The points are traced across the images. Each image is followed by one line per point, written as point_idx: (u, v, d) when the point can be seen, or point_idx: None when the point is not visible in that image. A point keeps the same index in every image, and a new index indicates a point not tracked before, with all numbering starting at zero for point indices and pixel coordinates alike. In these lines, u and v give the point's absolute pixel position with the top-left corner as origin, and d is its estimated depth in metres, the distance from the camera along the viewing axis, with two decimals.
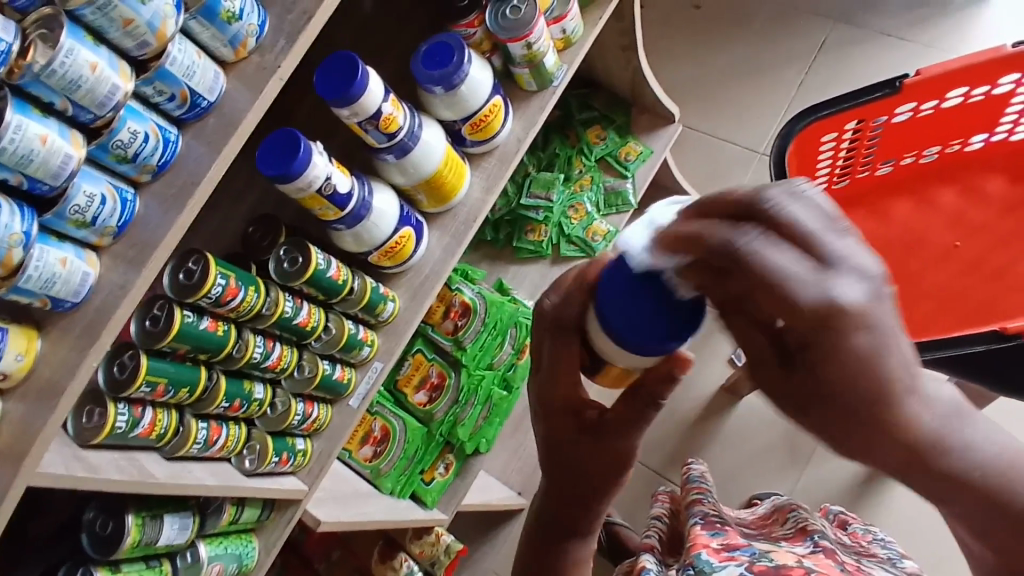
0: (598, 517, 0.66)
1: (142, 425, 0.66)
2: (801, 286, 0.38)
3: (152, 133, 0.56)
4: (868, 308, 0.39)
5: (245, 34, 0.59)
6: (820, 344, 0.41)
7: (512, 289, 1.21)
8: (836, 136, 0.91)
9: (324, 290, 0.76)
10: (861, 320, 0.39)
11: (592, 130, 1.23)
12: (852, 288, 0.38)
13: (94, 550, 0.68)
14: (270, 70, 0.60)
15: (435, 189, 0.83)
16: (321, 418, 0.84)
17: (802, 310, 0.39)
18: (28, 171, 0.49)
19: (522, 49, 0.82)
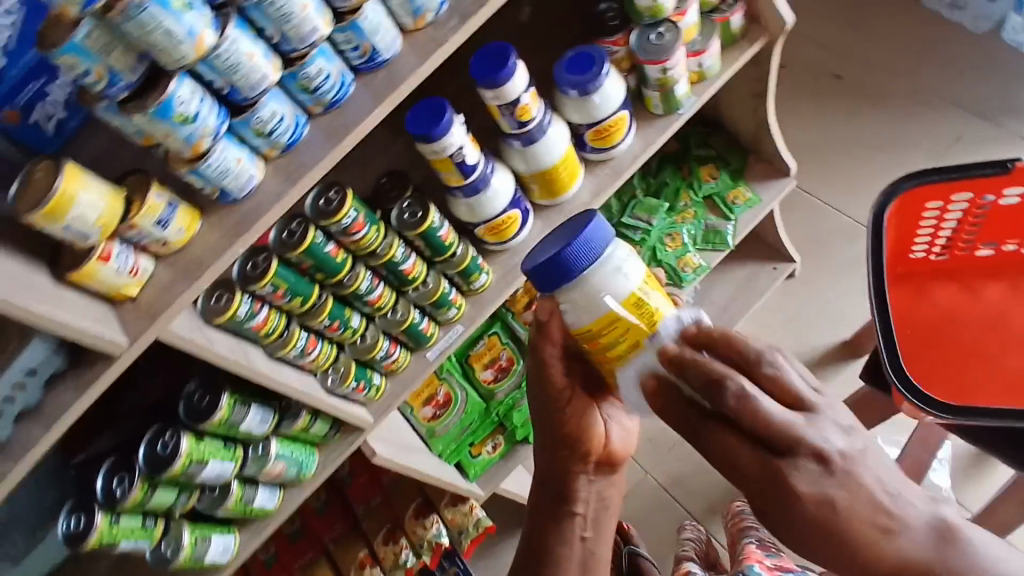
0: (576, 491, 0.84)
1: (257, 319, 0.75)
2: (750, 468, 0.50)
3: (333, 73, 0.66)
4: (820, 486, 0.48)
5: (427, 8, 0.69)
6: (778, 510, 0.49)
7: None
8: (941, 207, 0.87)
9: (432, 247, 0.85)
10: (812, 494, 0.47)
11: (705, 168, 1.26)
12: (805, 472, 0.48)
13: (187, 418, 0.78)
14: (439, 42, 0.70)
15: (548, 182, 0.90)
16: (400, 361, 0.92)
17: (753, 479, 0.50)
18: (233, 79, 0.60)
19: (659, 72, 0.89)
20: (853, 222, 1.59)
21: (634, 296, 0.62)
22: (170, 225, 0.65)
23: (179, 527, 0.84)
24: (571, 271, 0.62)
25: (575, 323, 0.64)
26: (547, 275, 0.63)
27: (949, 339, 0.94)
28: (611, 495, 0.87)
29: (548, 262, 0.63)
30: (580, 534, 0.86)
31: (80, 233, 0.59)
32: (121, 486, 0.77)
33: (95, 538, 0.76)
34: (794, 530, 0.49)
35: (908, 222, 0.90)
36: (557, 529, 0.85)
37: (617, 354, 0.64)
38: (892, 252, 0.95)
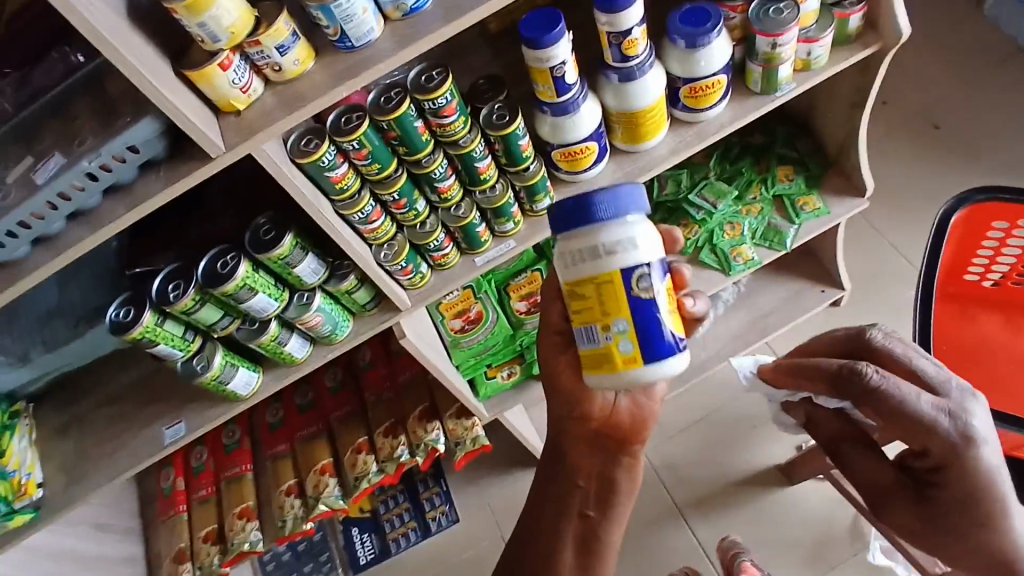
0: (581, 457, 0.89)
1: (336, 172, 0.80)
2: (931, 410, 0.62)
3: None
4: (981, 438, 0.62)
5: None
6: (947, 459, 0.63)
7: None
8: (1007, 226, 0.95)
9: (509, 154, 0.88)
10: (977, 445, 0.62)
11: (783, 169, 1.28)
12: (975, 412, 0.63)
13: (250, 246, 0.83)
14: None
15: (631, 125, 0.94)
16: (450, 257, 0.96)
17: (938, 428, 0.62)
18: None
19: (768, 46, 0.91)
20: (910, 267, 1.58)
21: (575, 282, 0.67)
22: (289, 54, 0.69)
23: (214, 349, 0.90)
24: (579, 222, 0.66)
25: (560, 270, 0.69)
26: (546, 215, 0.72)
27: (977, 363, 1.00)
28: (620, 478, 0.89)
29: (568, 208, 0.67)
30: (582, 511, 0.89)
31: (211, 33, 0.64)
32: (175, 291, 0.83)
33: (140, 331, 0.82)
34: (957, 480, 0.63)
35: (972, 236, 0.98)
36: (561, 499, 0.90)
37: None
38: (947, 270, 1.04)
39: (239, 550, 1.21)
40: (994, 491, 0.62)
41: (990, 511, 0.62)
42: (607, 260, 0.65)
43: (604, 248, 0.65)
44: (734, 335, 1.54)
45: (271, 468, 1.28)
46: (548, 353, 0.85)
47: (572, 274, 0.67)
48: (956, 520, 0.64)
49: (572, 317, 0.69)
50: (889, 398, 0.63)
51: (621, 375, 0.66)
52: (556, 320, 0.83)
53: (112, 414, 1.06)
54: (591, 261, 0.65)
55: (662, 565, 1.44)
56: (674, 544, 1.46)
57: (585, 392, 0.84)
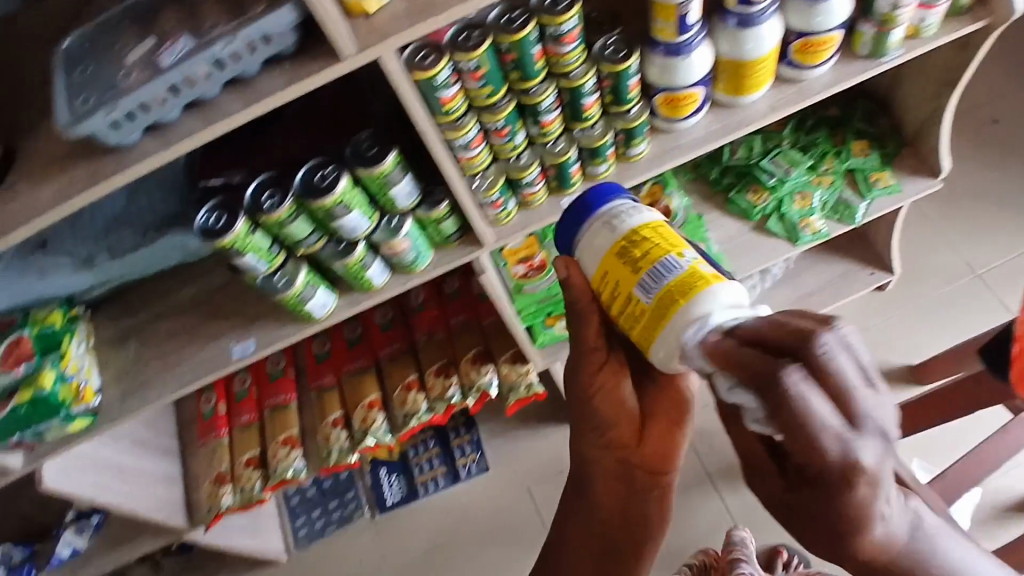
0: (610, 494, 0.84)
1: (448, 92, 0.77)
2: (832, 446, 0.50)
3: None
4: (875, 475, 0.51)
5: None
6: (830, 489, 0.52)
7: (675, 190, 1.20)
8: None
9: (616, 93, 0.87)
10: (868, 482, 0.51)
11: (859, 143, 1.26)
12: (876, 455, 0.50)
13: (351, 162, 0.81)
14: None
15: (737, 76, 0.92)
16: (538, 195, 0.95)
17: (830, 462, 0.50)
18: None
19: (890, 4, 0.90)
20: (957, 258, 1.59)
21: (624, 242, 0.66)
22: None
23: (297, 266, 0.89)
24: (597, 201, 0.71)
25: (597, 260, 0.68)
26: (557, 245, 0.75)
27: None
28: (649, 509, 0.84)
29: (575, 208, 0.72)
30: (608, 552, 0.86)
31: None
32: (270, 200, 0.81)
33: (231, 239, 0.80)
34: (830, 505, 0.53)
35: None
36: (585, 538, 0.86)
37: (618, 309, 0.66)
38: None
39: (282, 477, 1.21)
40: (865, 514, 0.53)
41: (851, 529, 0.54)
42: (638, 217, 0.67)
43: (632, 210, 0.69)
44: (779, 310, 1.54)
45: (316, 399, 1.27)
46: (578, 380, 0.76)
47: (614, 242, 0.67)
48: (813, 526, 0.56)
49: (628, 283, 0.64)
50: (804, 416, 0.49)
51: (704, 300, 0.60)
52: (590, 338, 0.73)
53: (174, 327, 1.04)
54: (625, 223, 0.67)
55: (688, 530, 1.46)
56: (700, 510, 1.47)
57: (621, 419, 0.78)
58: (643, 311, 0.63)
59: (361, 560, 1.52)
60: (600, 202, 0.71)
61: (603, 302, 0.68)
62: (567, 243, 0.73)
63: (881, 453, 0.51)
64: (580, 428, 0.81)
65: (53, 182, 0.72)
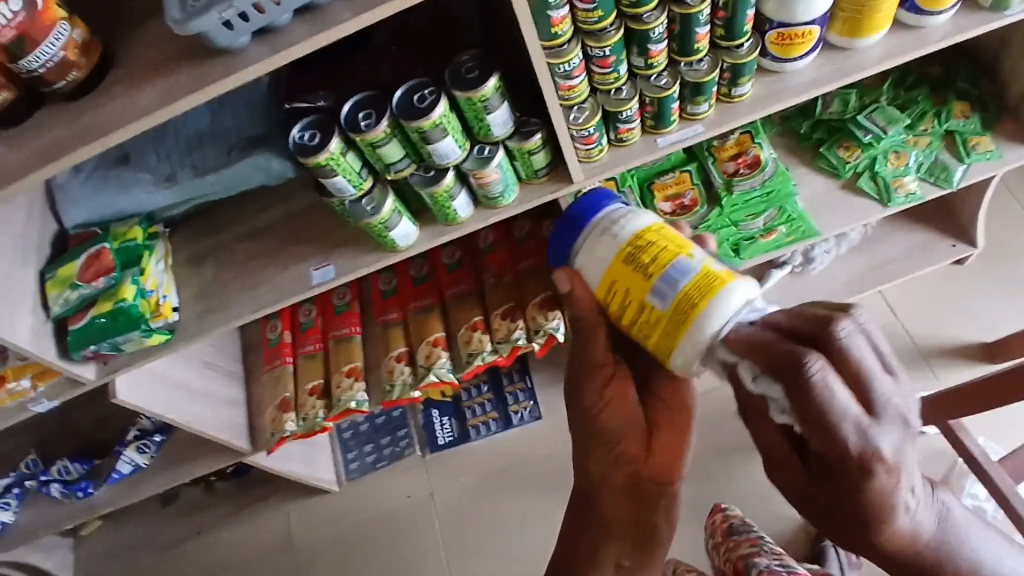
0: (623, 510, 0.76)
1: (558, 13, 0.73)
2: (850, 431, 0.51)
3: None
4: (896, 460, 0.52)
5: None
6: (849, 479, 0.53)
7: (764, 139, 1.15)
8: None
9: (730, 26, 0.82)
10: (888, 468, 0.52)
11: (961, 104, 1.19)
12: (892, 439, 0.52)
13: (451, 84, 0.78)
14: None
15: (857, 17, 0.86)
16: (633, 133, 0.92)
17: (849, 449, 0.52)
18: None
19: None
20: None
21: (628, 251, 0.67)
22: None
23: (384, 193, 0.88)
24: (593, 213, 0.73)
25: (600, 273, 0.69)
26: (557, 254, 0.76)
27: None
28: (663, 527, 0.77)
29: (570, 221, 0.74)
30: (619, 560, 0.78)
31: None
32: (366, 119, 0.79)
33: (325, 157, 0.79)
34: (852, 495, 0.54)
35: None
36: (592, 555, 0.77)
37: (630, 317, 0.67)
38: None
39: (345, 407, 1.23)
40: (884, 504, 0.54)
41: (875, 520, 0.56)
42: (636, 227, 0.69)
43: (631, 218, 0.70)
44: (851, 278, 1.49)
45: (380, 334, 1.27)
46: (583, 395, 0.73)
47: (616, 254, 0.68)
48: (838, 519, 0.56)
49: (641, 291, 0.65)
50: (823, 404, 0.51)
51: (720, 301, 0.61)
52: (599, 351, 0.72)
53: (251, 250, 1.04)
54: (623, 234, 0.69)
55: (737, 496, 1.43)
56: (750, 477, 1.44)
57: (631, 430, 0.73)
58: (660, 317, 0.64)
59: (407, 496, 1.55)
60: (600, 211, 0.73)
61: (612, 312, 0.69)
62: (569, 250, 0.74)
63: (898, 440, 0.53)
64: (588, 446, 0.76)
65: (153, 85, 0.71)
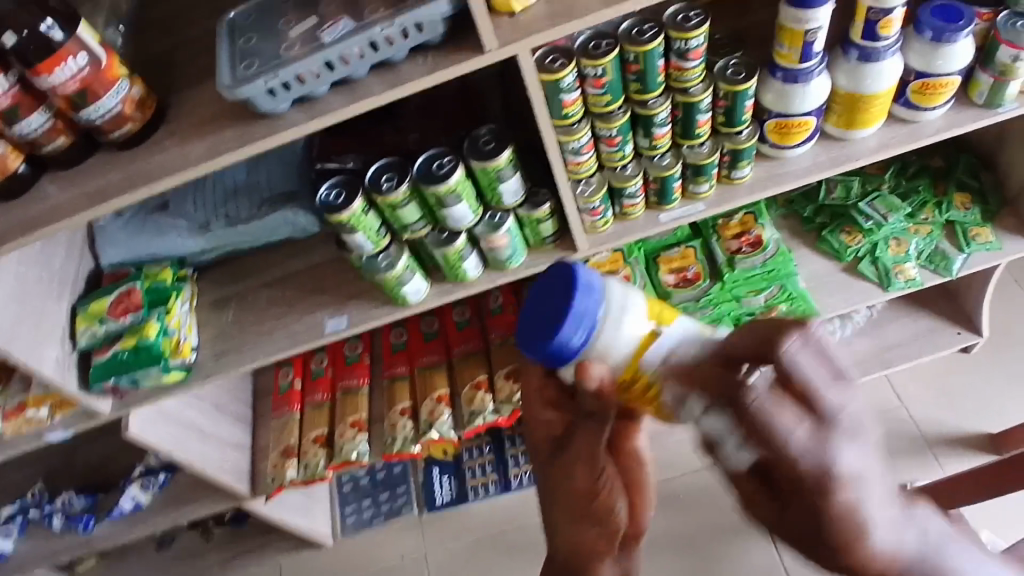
0: None
1: (570, 96, 0.80)
2: (805, 453, 0.39)
3: None
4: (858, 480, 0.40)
5: None
6: (803, 497, 0.41)
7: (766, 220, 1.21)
8: None
9: (729, 114, 0.88)
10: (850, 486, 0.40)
11: (960, 196, 1.24)
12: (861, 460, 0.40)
13: (469, 153, 0.85)
14: None
15: (851, 110, 0.92)
16: (636, 208, 0.97)
17: (802, 472, 0.40)
18: None
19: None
20: None
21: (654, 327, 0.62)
22: None
23: (400, 251, 0.93)
24: (595, 296, 0.62)
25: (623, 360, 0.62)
26: (554, 349, 0.62)
27: None
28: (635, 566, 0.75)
29: (568, 307, 0.62)
30: None
31: None
32: (388, 182, 0.85)
33: (347, 215, 0.85)
34: (819, 522, 0.42)
35: None
36: None
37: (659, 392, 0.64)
38: None
39: (346, 457, 1.24)
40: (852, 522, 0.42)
41: (843, 538, 0.42)
42: (638, 303, 0.63)
43: (629, 293, 0.63)
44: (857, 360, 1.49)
45: (386, 387, 1.30)
46: (577, 476, 0.66)
47: (640, 334, 0.62)
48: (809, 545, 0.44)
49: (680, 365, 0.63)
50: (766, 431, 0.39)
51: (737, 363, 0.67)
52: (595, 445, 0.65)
53: (270, 299, 1.10)
54: (634, 311, 0.62)
55: None
56: (749, 559, 1.41)
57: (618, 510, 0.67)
58: None
59: (401, 557, 1.54)
60: (599, 287, 0.63)
61: (627, 391, 0.63)
62: (578, 343, 0.62)
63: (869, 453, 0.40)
64: (572, 529, 0.68)
65: (200, 140, 0.78)
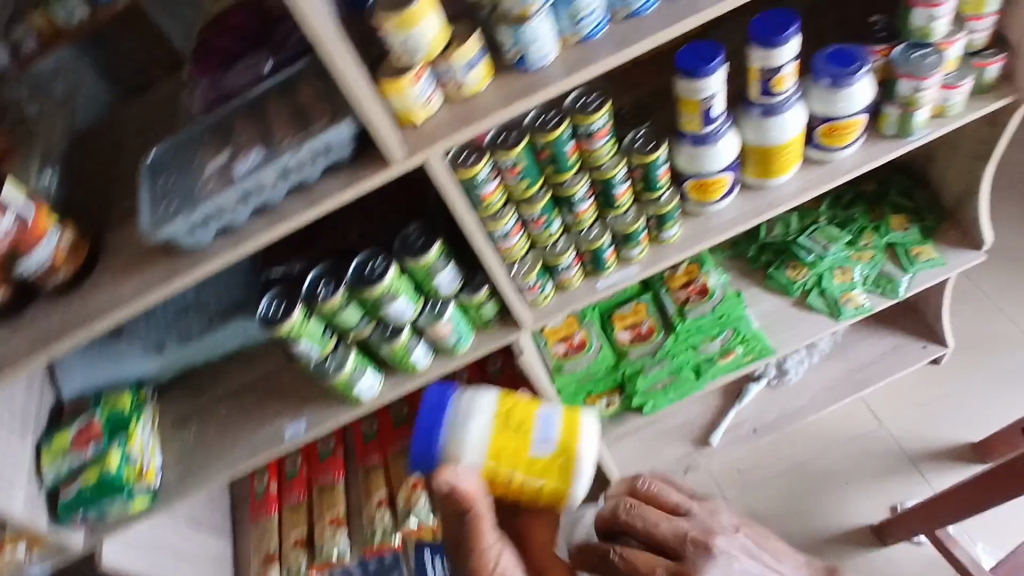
0: None
1: (488, 188, 0.83)
2: None
3: (598, 11, 0.73)
4: None
5: (589, 27, 0.73)
6: None
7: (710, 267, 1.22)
8: None
9: (645, 182, 0.91)
10: None
11: (897, 218, 1.26)
12: None
13: (400, 252, 0.87)
14: (693, 10, 0.73)
15: (765, 161, 0.95)
16: (574, 278, 1.00)
17: None
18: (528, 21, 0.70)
19: (926, 18, 0.90)
20: (1015, 331, 1.55)
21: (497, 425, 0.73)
22: (474, 71, 0.73)
23: (347, 351, 0.94)
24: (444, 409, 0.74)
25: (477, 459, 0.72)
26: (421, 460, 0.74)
27: None
28: None
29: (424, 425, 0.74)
30: None
31: (412, 48, 0.68)
32: (325, 288, 0.86)
33: (287, 327, 0.86)
34: None
35: None
36: None
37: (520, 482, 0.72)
38: None
39: (328, 556, 1.23)
40: None
41: None
42: (486, 403, 0.74)
43: (476, 398, 0.74)
44: (830, 386, 1.49)
45: (362, 478, 1.29)
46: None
47: (486, 435, 0.72)
48: None
49: (529, 452, 0.72)
50: None
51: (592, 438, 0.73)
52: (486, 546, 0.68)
53: (231, 410, 1.10)
54: (478, 414, 0.73)
55: None
56: None
57: None
58: (547, 463, 0.72)
59: None
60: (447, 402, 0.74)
61: (497, 484, 0.73)
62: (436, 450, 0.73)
63: None
64: None
65: (131, 278, 0.80)
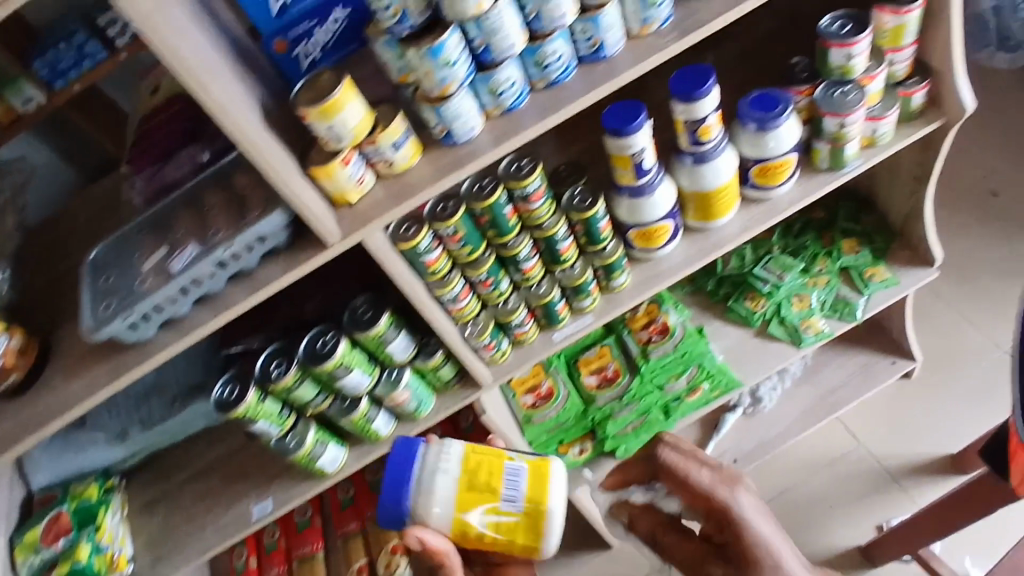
0: None
1: (431, 256, 0.84)
2: None
3: (517, 84, 0.75)
4: None
5: (511, 97, 0.76)
6: None
7: (669, 304, 1.24)
8: None
9: (588, 235, 0.93)
10: None
11: (848, 241, 1.28)
12: None
13: (350, 325, 0.87)
14: (610, 76, 0.76)
15: (704, 205, 0.97)
16: (529, 333, 1.01)
17: None
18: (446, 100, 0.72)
19: (843, 58, 0.92)
20: (981, 338, 1.57)
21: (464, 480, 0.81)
22: (402, 149, 0.75)
23: (307, 426, 0.95)
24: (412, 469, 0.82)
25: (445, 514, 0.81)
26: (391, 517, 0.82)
27: None
28: None
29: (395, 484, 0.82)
30: None
31: (337, 134, 0.70)
32: (277, 368, 0.88)
33: (243, 409, 0.86)
34: None
35: None
36: None
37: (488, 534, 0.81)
38: None
39: None
40: None
41: None
42: (452, 460, 0.82)
43: (442, 454, 0.82)
44: (806, 410, 1.49)
45: (341, 546, 1.28)
46: None
47: (455, 489, 0.81)
48: None
49: (494, 507, 0.80)
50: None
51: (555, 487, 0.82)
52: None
53: (200, 492, 1.10)
54: (445, 469, 0.82)
55: None
56: None
57: None
58: (513, 521, 0.81)
59: None
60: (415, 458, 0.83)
61: (464, 536, 0.81)
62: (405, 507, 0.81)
63: None
64: None
65: (78, 377, 0.80)
